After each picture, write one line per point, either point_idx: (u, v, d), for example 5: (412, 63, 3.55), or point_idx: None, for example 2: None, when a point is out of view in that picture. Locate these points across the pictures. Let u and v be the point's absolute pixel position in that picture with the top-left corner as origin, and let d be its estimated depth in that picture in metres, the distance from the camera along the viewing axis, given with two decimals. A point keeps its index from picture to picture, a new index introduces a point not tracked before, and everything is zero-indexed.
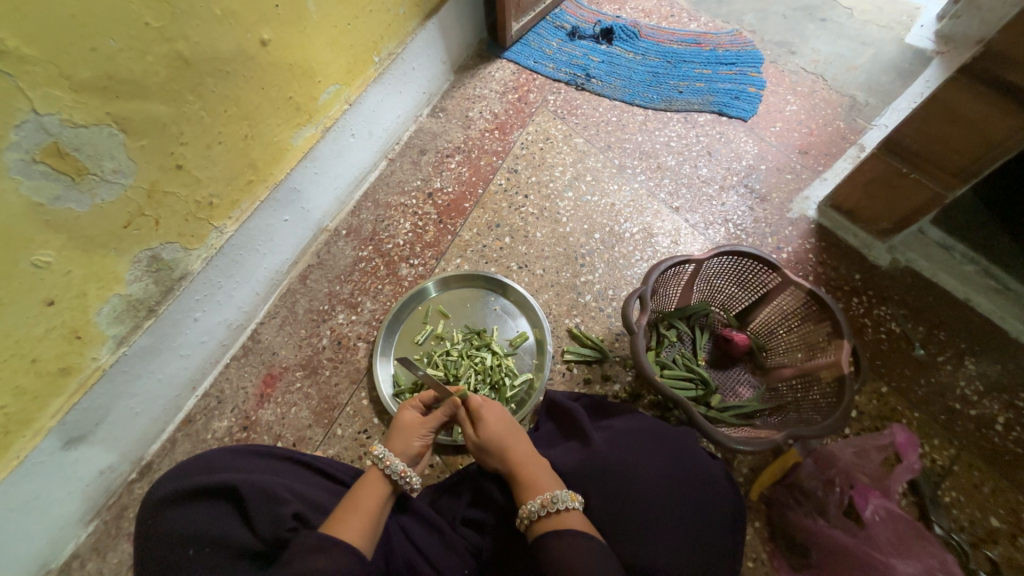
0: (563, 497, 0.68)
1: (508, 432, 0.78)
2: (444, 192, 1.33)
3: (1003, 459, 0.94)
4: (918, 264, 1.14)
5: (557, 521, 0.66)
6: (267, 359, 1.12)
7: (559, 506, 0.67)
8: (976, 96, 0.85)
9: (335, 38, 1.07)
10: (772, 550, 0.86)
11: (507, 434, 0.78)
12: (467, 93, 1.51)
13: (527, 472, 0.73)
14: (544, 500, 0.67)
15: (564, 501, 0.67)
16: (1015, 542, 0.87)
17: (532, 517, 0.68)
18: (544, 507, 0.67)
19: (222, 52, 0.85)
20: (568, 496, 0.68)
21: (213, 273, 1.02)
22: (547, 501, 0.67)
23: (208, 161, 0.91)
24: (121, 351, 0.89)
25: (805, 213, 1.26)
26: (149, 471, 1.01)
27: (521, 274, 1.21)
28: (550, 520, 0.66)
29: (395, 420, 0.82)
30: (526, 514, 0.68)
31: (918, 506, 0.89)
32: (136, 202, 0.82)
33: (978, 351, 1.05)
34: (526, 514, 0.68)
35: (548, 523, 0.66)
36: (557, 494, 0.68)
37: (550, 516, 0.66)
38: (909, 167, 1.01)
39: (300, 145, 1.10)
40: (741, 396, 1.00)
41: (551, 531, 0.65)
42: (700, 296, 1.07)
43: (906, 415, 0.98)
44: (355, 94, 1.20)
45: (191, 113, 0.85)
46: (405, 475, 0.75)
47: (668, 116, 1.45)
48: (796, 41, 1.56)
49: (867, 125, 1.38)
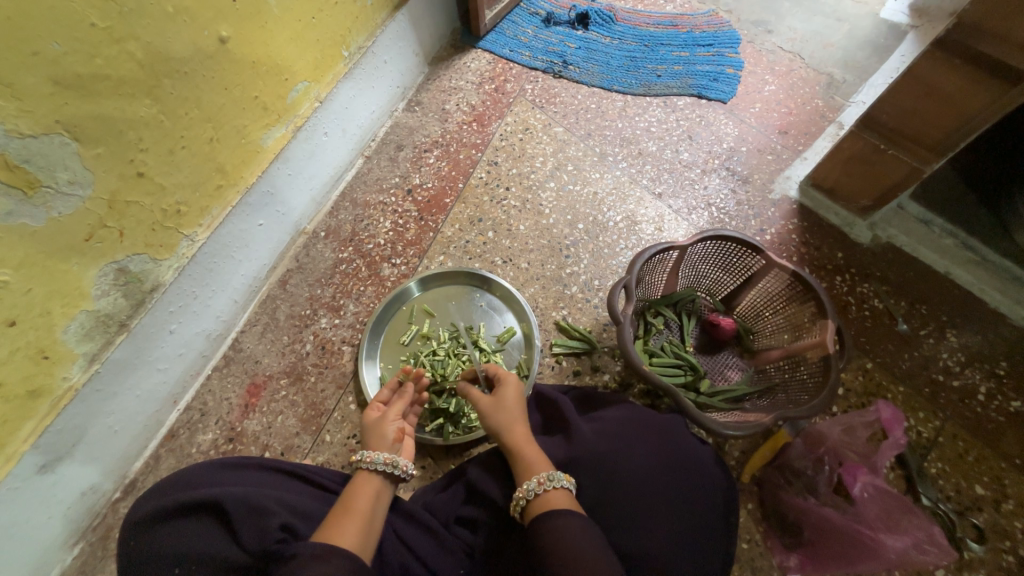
0: (556, 477, 0.69)
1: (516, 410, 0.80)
2: (424, 188, 1.31)
3: (985, 428, 0.95)
4: (898, 240, 1.15)
5: (551, 497, 0.67)
6: (250, 368, 1.09)
7: (556, 485, 0.68)
8: (951, 70, 0.85)
9: (300, 32, 1.03)
10: (766, 531, 0.87)
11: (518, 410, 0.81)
12: (443, 85, 1.48)
13: (523, 453, 0.74)
14: (540, 479, 0.69)
15: (558, 480, 0.68)
16: (999, 508, 0.88)
17: (528, 496, 0.68)
18: (541, 485, 0.68)
19: (178, 51, 0.81)
20: (562, 476, 0.69)
21: (187, 282, 0.98)
22: (542, 480, 0.69)
23: (172, 167, 0.87)
24: (94, 369, 0.86)
25: (787, 193, 1.25)
26: (133, 489, 0.98)
27: (506, 268, 1.19)
28: (545, 498, 0.67)
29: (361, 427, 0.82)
30: (523, 495, 0.69)
31: (905, 479, 0.90)
32: (97, 213, 0.78)
33: (959, 323, 1.06)
34: (523, 495, 0.69)
35: (543, 502, 0.67)
36: (552, 473, 0.69)
37: (546, 494, 0.67)
38: (886, 143, 1.01)
39: (270, 146, 1.06)
40: (730, 380, 1.00)
41: (546, 510, 0.65)
42: (686, 283, 1.06)
43: (891, 390, 1.00)
44: (325, 91, 1.16)
45: (149, 117, 0.81)
46: (390, 463, 0.75)
47: (647, 101, 1.43)
48: (772, 19, 1.55)
49: (845, 101, 1.38)
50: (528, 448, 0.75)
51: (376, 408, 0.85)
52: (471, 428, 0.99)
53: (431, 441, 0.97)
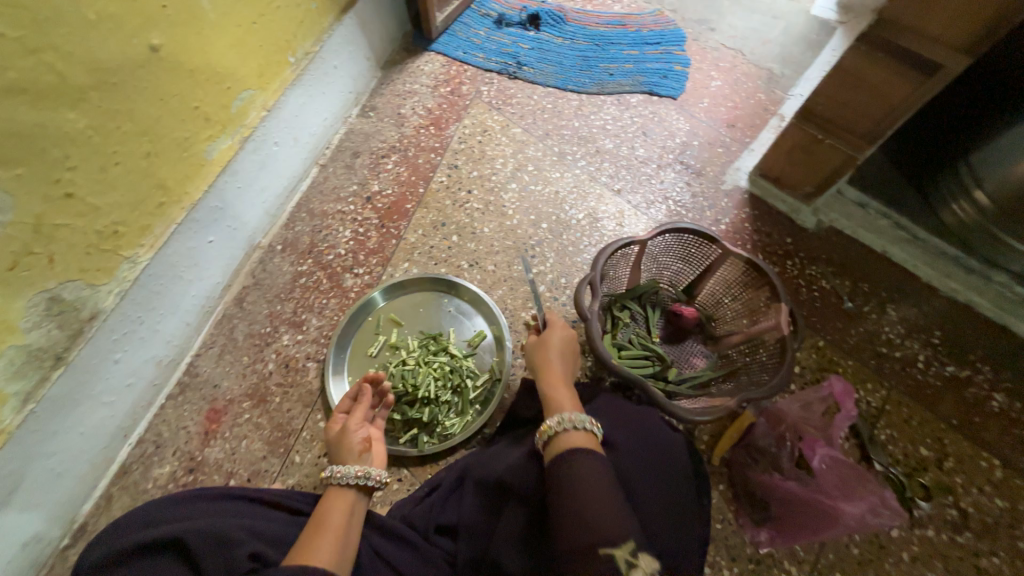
0: (584, 420, 0.71)
1: (563, 356, 0.84)
2: (384, 195, 1.28)
3: (926, 393, 1.03)
4: (839, 223, 1.23)
5: (575, 436, 0.69)
6: (209, 394, 1.03)
7: (582, 425, 0.71)
8: (875, 63, 0.91)
9: (240, 38, 0.98)
10: (737, 509, 0.91)
11: (561, 356, 0.84)
12: (397, 89, 1.45)
13: (557, 394, 0.77)
14: (568, 416, 0.71)
15: (584, 423, 0.71)
16: (942, 466, 0.96)
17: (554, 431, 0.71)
18: (569, 421, 0.71)
19: (104, 61, 0.76)
20: (588, 419, 0.72)
21: (130, 307, 0.92)
22: (570, 417, 0.71)
23: (106, 186, 0.81)
24: (28, 409, 0.79)
25: (738, 183, 1.31)
26: (84, 534, 0.91)
27: (473, 272, 1.18)
28: (569, 437, 0.69)
29: (327, 441, 0.82)
30: (548, 427, 0.72)
31: (859, 448, 0.96)
32: (22, 239, 0.72)
33: (897, 298, 1.14)
34: (548, 428, 0.72)
35: (567, 439, 0.69)
36: (580, 415, 0.72)
37: (569, 432, 0.70)
38: (822, 132, 1.08)
39: (215, 158, 1.01)
40: (696, 366, 1.04)
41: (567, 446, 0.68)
42: (649, 275, 1.09)
43: (842, 364, 1.06)
44: (272, 99, 1.11)
45: (75, 133, 0.75)
46: (362, 475, 0.75)
47: (601, 100, 1.46)
48: (714, 18, 1.62)
49: (784, 94, 1.45)
50: (560, 390, 0.78)
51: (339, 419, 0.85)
52: (447, 435, 0.98)
53: (406, 453, 0.95)
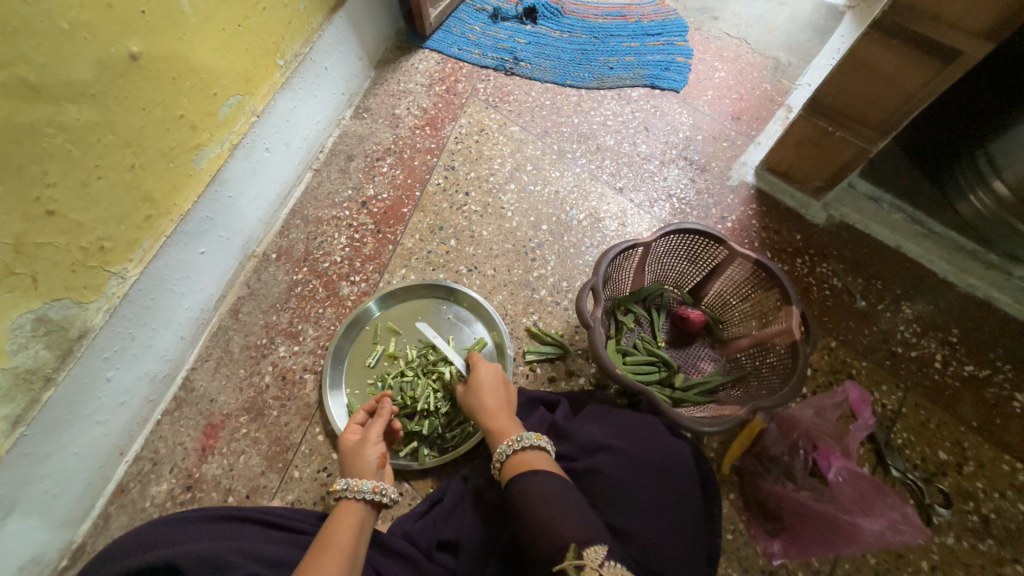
0: (528, 437, 0.72)
1: (496, 384, 0.83)
2: (379, 199, 1.25)
3: (944, 394, 0.99)
4: (851, 218, 1.18)
5: (527, 456, 0.70)
6: (205, 408, 1.02)
7: (530, 444, 0.71)
8: (889, 50, 0.87)
9: (224, 42, 0.95)
10: (749, 519, 0.88)
11: (492, 386, 0.83)
12: (391, 89, 1.42)
13: (495, 424, 0.77)
14: (511, 441, 0.72)
15: (529, 440, 0.71)
16: (961, 470, 0.92)
17: (502, 458, 0.71)
18: (512, 447, 0.71)
19: (81, 72, 0.73)
20: (532, 435, 0.72)
21: (121, 324, 0.90)
22: (513, 442, 0.72)
23: (89, 201, 0.79)
24: (18, 432, 0.77)
25: (744, 178, 1.27)
26: (82, 555, 0.89)
27: (472, 276, 1.15)
28: (520, 457, 0.70)
29: (341, 454, 0.79)
30: (497, 458, 0.72)
31: (875, 452, 0.93)
32: (2, 260, 0.70)
33: (912, 295, 1.10)
34: (497, 458, 0.72)
35: (517, 461, 0.70)
36: (522, 434, 0.72)
37: (519, 453, 0.70)
38: (832, 125, 1.03)
39: (204, 168, 0.98)
40: (703, 371, 1.00)
41: (520, 467, 0.69)
42: (653, 277, 1.05)
43: (855, 365, 1.02)
44: (262, 104, 1.08)
45: (54, 147, 0.72)
46: (378, 491, 0.73)
47: (602, 95, 1.42)
48: (717, 6, 1.56)
49: (791, 84, 1.40)
50: (501, 419, 0.77)
51: (355, 430, 0.82)
52: (448, 447, 0.95)
53: (407, 466, 0.93)
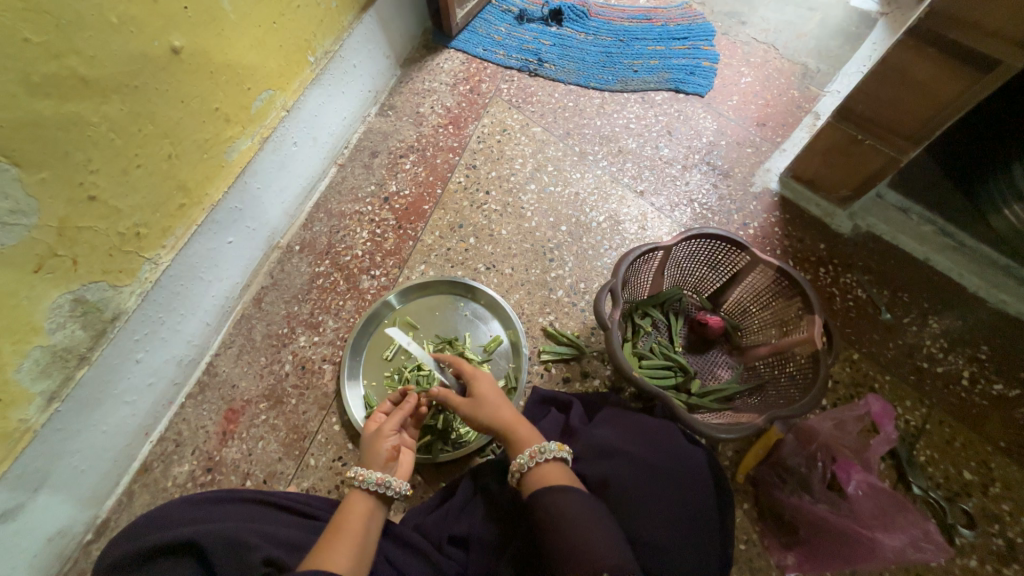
0: (551, 448, 0.72)
1: (495, 395, 0.80)
2: (401, 196, 1.27)
3: (971, 413, 0.97)
4: (878, 228, 1.16)
5: (547, 468, 0.71)
6: (227, 394, 1.04)
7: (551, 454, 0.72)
8: (925, 59, 0.85)
9: (260, 39, 0.98)
10: (763, 529, 0.86)
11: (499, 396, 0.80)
12: (415, 88, 1.44)
13: (519, 433, 0.76)
14: (532, 452, 0.72)
15: (552, 451, 0.72)
16: (987, 491, 0.90)
17: (523, 469, 0.72)
18: (534, 459, 0.71)
19: (125, 64, 0.76)
20: (557, 446, 0.72)
21: (152, 308, 0.93)
22: (535, 452, 0.72)
23: (127, 188, 0.82)
24: (53, 408, 0.80)
25: (768, 186, 1.25)
26: (106, 529, 0.93)
27: (490, 275, 1.16)
28: (543, 470, 0.71)
29: (361, 439, 0.81)
30: (517, 468, 0.72)
31: (897, 469, 0.91)
32: (46, 242, 0.73)
33: (940, 309, 1.07)
34: (517, 468, 0.72)
35: (541, 473, 0.70)
36: (544, 445, 0.72)
37: (541, 466, 0.71)
38: (862, 133, 1.01)
39: (235, 160, 1.01)
40: (720, 378, 0.99)
41: (544, 480, 0.69)
42: (672, 282, 1.05)
43: (878, 379, 1.00)
44: (292, 99, 1.11)
45: (97, 136, 0.75)
46: (382, 483, 0.73)
47: (625, 98, 1.41)
48: (745, 11, 1.54)
49: (820, 91, 1.38)
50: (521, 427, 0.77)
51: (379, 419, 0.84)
52: (461, 443, 0.96)
53: (421, 460, 0.94)
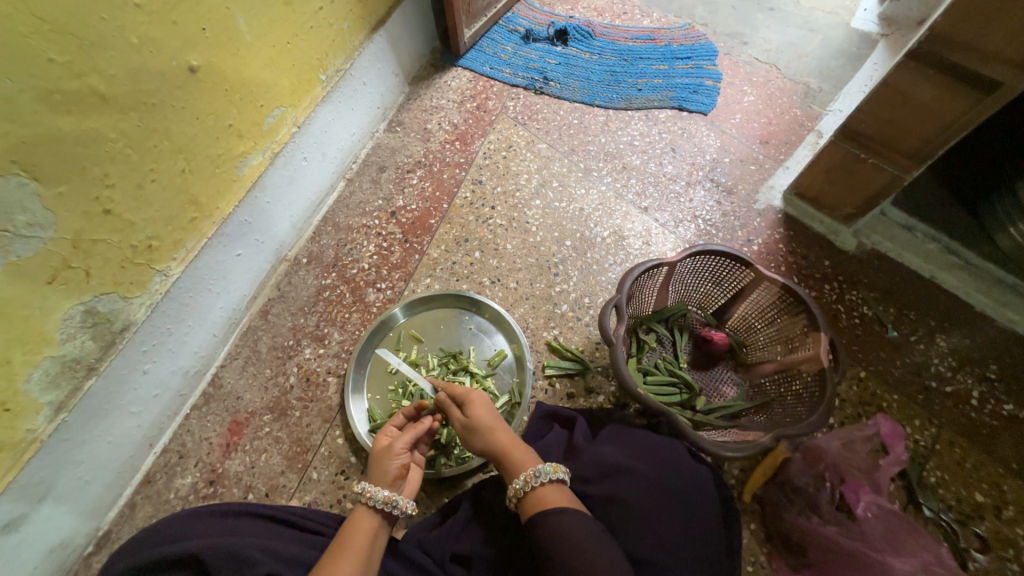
0: (545, 471, 0.70)
1: (495, 419, 0.79)
2: (408, 210, 1.28)
3: (981, 433, 0.95)
4: (883, 246, 1.16)
5: (544, 493, 0.69)
6: (231, 406, 1.05)
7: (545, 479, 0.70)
8: (925, 80, 0.86)
9: (274, 58, 1.01)
10: (770, 552, 0.84)
11: (494, 419, 0.79)
12: (423, 105, 1.47)
13: (513, 457, 0.75)
14: (527, 476, 0.71)
15: (547, 474, 0.70)
16: (1000, 515, 0.88)
17: (519, 494, 0.71)
18: (529, 483, 0.70)
19: (143, 82, 0.78)
20: (552, 468, 0.71)
21: (160, 319, 0.94)
22: (530, 477, 0.70)
23: (142, 202, 0.84)
24: (60, 418, 0.80)
25: (772, 203, 1.26)
26: (107, 542, 0.92)
27: (495, 289, 1.17)
28: (540, 493, 0.70)
29: (370, 454, 0.81)
30: (514, 492, 0.71)
31: (907, 490, 0.89)
32: (60, 254, 0.74)
33: (947, 327, 1.07)
34: (514, 493, 0.71)
35: (536, 498, 0.69)
36: (539, 468, 0.71)
37: (538, 489, 0.70)
38: (865, 152, 1.02)
39: (246, 174, 1.03)
40: (726, 395, 0.99)
41: (543, 504, 0.68)
42: (676, 297, 1.05)
43: (885, 398, 0.99)
44: (303, 116, 1.13)
45: (114, 151, 0.77)
46: (389, 501, 0.73)
47: (629, 115, 1.44)
48: (747, 32, 1.58)
49: (822, 110, 1.40)
50: (519, 451, 0.75)
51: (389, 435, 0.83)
52: (464, 458, 0.95)
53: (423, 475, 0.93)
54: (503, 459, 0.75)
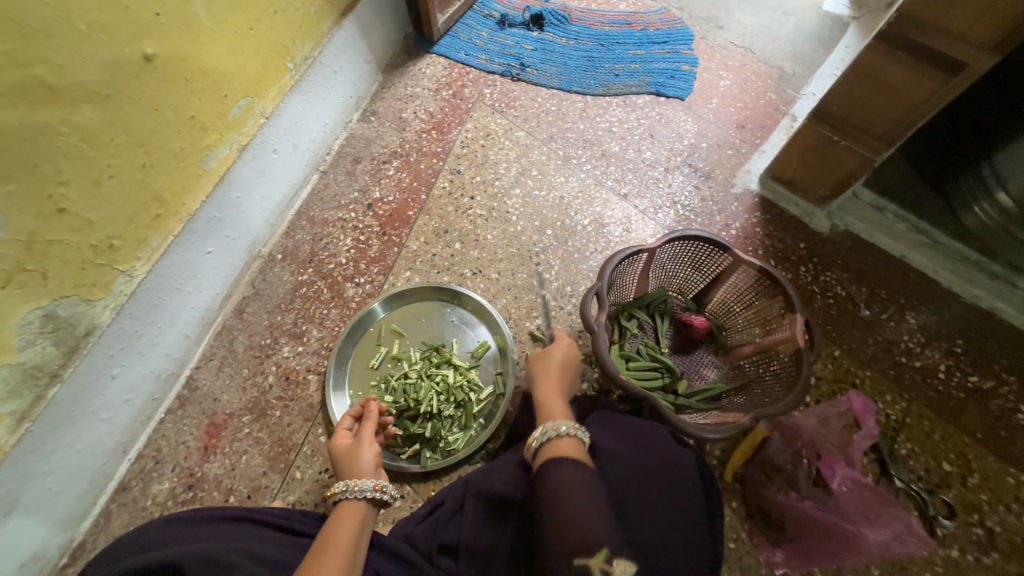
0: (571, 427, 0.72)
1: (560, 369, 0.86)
2: (385, 202, 1.25)
3: (948, 405, 0.99)
4: (855, 227, 1.19)
5: (563, 444, 0.70)
6: (208, 408, 1.02)
7: (568, 432, 0.71)
8: (895, 62, 0.87)
9: (237, 45, 0.96)
10: (751, 528, 0.88)
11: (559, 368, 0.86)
12: (398, 93, 1.43)
13: (547, 405, 0.79)
14: (555, 424, 0.72)
15: (572, 430, 0.72)
16: (966, 482, 0.92)
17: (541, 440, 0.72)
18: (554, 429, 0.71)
19: (94, 72, 0.74)
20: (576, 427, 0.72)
21: (128, 322, 0.90)
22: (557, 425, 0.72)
23: (99, 200, 0.79)
24: (24, 428, 0.77)
25: (749, 187, 1.27)
26: (83, 552, 0.89)
27: (476, 280, 1.15)
28: (556, 444, 0.70)
29: (335, 455, 0.80)
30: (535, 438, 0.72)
31: (879, 463, 0.92)
32: (13, 257, 0.70)
33: (916, 305, 1.10)
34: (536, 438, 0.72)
35: (554, 446, 0.70)
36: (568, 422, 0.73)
37: (556, 440, 0.70)
38: (838, 135, 1.04)
39: (213, 168, 0.99)
40: (706, 378, 1.00)
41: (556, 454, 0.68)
42: (657, 284, 1.06)
43: (859, 375, 1.02)
44: (271, 106, 1.09)
45: (66, 146, 0.73)
46: (378, 488, 0.73)
47: (607, 101, 1.43)
48: (722, 15, 1.57)
49: (796, 94, 1.41)
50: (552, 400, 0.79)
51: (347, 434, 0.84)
52: (450, 450, 0.95)
53: (408, 469, 0.93)
54: (541, 402, 0.81)
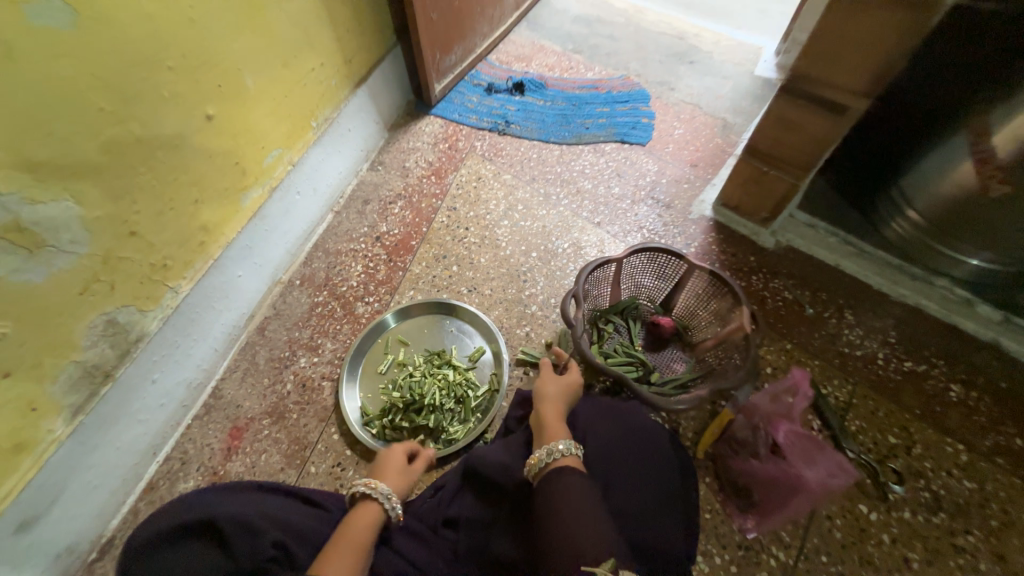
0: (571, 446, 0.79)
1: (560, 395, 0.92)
2: (391, 234, 1.44)
3: (889, 386, 1.13)
4: (796, 242, 1.39)
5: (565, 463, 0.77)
6: (231, 413, 1.12)
7: (569, 451, 0.78)
8: (797, 107, 1.11)
9: (274, 108, 1.19)
10: (725, 499, 0.99)
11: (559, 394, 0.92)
12: (402, 146, 1.67)
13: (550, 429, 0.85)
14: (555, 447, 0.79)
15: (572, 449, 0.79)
16: (911, 451, 1.04)
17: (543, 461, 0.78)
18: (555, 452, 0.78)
19: (169, 127, 0.94)
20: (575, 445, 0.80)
21: (169, 332, 1.04)
22: (556, 448, 0.79)
23: (160, 227, 0.97)
24: (78, 420, 0.88)
25: (704, 213, 1.48)
26: (111, 547, 0.96)
27: (471, 296, 1.32)
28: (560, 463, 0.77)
29: (386, 464, 0.86)
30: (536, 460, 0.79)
31: (833, 438, 1.04)
32: (92, 269, 0.86)
33: (853, 304, 1.27)
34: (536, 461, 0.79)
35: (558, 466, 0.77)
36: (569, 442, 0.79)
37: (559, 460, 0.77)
38: (766, 166, 1.27)
39: (249, 205, 1.18)
40: (676, 371, 1.14)
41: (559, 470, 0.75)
42: (628, 292, 1.22)
43: (807, 363, 1.17)
44: (297, 156, 1.31)
45: (142, 183, 0.91)
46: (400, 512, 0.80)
47: (580, 149, 1.68)
48: (673, 80, 1.89)
49: (738, 138, 1.68)
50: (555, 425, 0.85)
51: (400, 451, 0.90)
52: (451, 441, 1.06)
53: None
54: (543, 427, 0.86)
